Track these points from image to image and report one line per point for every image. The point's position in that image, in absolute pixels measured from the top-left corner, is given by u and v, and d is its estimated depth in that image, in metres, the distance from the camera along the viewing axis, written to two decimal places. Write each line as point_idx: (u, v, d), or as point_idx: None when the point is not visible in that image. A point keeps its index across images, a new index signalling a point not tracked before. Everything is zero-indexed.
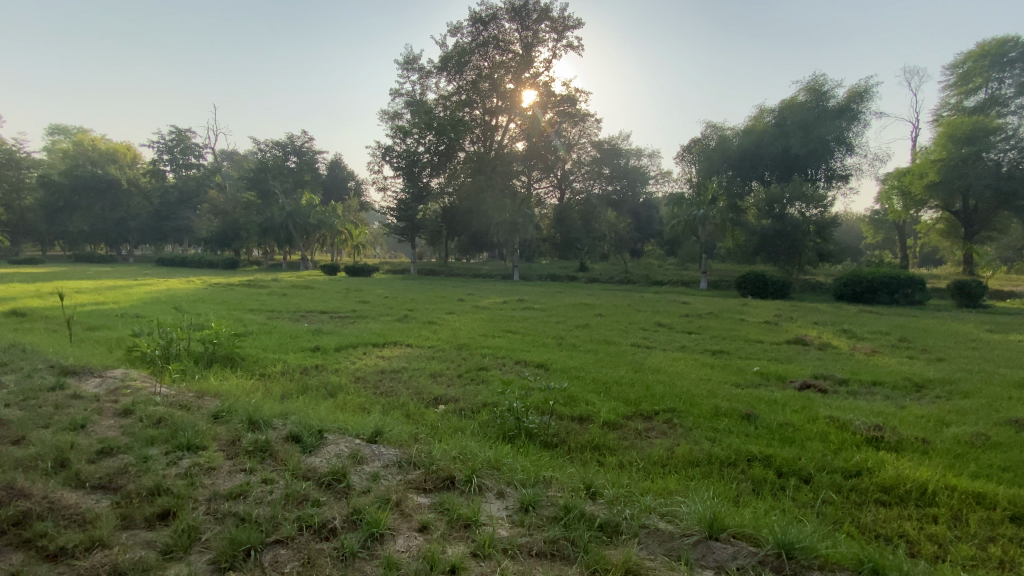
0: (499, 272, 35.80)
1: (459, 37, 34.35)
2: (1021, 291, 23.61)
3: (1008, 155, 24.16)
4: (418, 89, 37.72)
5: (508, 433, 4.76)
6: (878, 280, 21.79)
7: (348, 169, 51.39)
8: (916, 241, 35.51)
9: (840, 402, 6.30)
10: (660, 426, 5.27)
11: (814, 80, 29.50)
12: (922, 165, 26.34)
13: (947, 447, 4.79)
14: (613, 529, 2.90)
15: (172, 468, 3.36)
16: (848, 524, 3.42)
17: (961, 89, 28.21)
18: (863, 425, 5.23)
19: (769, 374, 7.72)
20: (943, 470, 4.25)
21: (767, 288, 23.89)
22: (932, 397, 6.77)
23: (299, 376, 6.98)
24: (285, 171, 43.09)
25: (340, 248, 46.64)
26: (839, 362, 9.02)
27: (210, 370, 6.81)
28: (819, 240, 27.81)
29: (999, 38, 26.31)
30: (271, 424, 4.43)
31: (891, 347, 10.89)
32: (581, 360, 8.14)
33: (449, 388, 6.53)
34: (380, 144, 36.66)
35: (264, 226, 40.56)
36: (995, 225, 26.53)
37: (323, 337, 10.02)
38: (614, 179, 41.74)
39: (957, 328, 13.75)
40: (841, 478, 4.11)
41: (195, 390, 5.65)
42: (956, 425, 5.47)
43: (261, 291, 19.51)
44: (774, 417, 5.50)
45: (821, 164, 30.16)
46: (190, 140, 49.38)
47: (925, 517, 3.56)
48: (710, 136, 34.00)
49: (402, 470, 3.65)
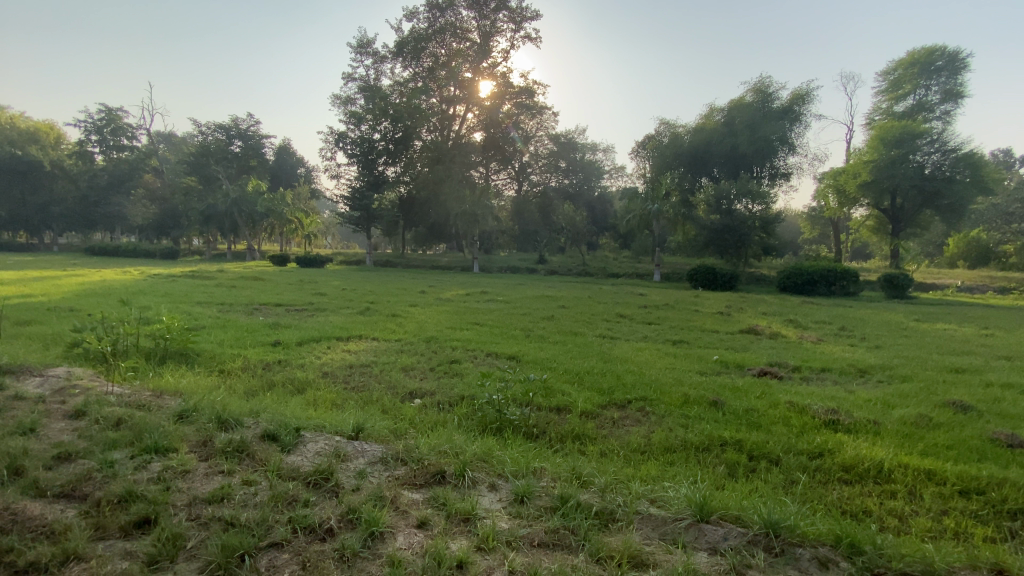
0: (458, 264, 35.47)
1: (416, 22, 33.65)
2: (941, 284, 25.80)
3: (932, 158, 26.10)
4: (372, 74, 36.65)
5: (490, 425, 4.75)
6: (818, 273, 23.20)
7: (297, 156, 49.27)
8: (848, 236, 38.11)
9: (796, 387, 6.70)
10: (634, 414, 5.41)
11: (760, 82, 30.90)
12: (856, 165, 28.26)
13: (896, 428, 5.20)
14: (609, 517, 2.94)
15: (141, 473, 3.14)
16: (818, 502, 3.66)
17: (893, 94, 30.27)
18: (820, 409, 5.59)
19: (729, 362, 8.09)
20: (895, 449, 4.63)
21: (717, 280, 24.96)
22: (876, 381, 7.34)
23: (263, 372, 6.68)
24: (229, 156, 40.75)
25: (291, 238, 44.78)
26: (789, 350, 9.57)
27: (165, 368, 6.39)
28: (763, 235, 29.22)
29: (929, 47, 28.31)
30: (244, 423, 4.22)
31: (833, 335, 11.67)
32: (550, 352, 8.23)
33: (422, 382, 6.44)
34: (334, 130, 35.45)
35: (207, 214, 38.31)
36: (918, 223, 28.80)
37: (284, 331, 9.60)
38: (570, 172, 42.25)
39: (890, 318, 14.87)
40: (808, 459, 4.37)
41: (152, 389, 5.29)
42: (901, 407, 5.95)
43: (208, 283, 18.45)
44: (740, 403, 5.77)
45: (766, 162, 31.62)
46: (122, 120, 45.73)
47: (883, 493, 3.87)
48: (663, 133, 34.95)
49: (387, 467, 3.57)
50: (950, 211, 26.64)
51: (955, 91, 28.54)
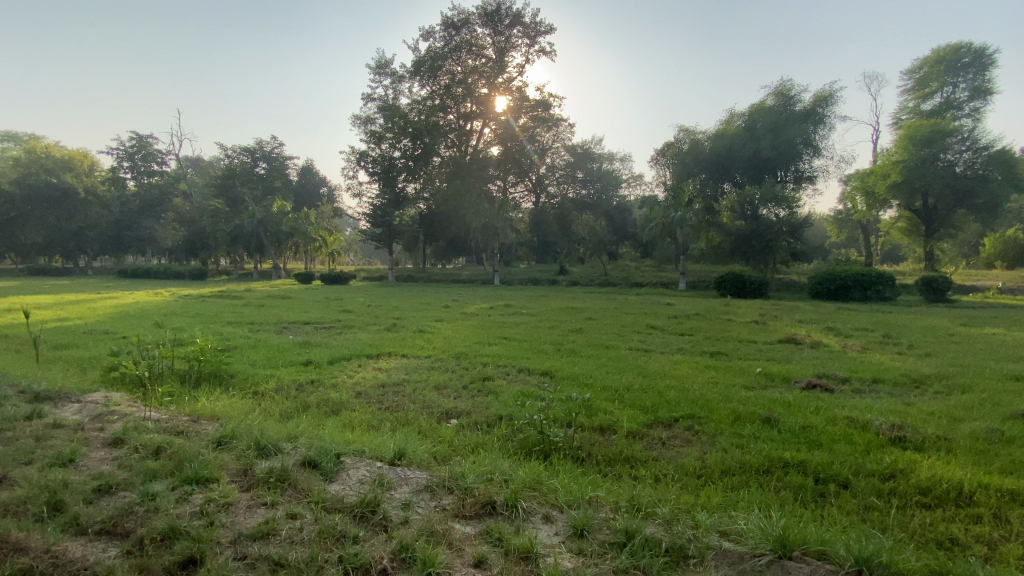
0: (479, 277, 35.45)
1: (432, 42, 34.21)
2: (982, 286, 24.70)
3: (964, 156, 25.23)
4: (390, 93, 37.31)
5: (534, 448, 4.52)
6: (851, 277, 22.43)
7: (319, 175, 50.15)
8: (878, 238, 36.95)
9: (850, 401, 6.32)
10: (683, 434, 5.13)
11: (781, 86, 30.43)
12: (884, 166, 27.45)
13: (969, 444, 4.80)
14: (680, 554, 2.71)
15: (183, 506, 3.03)
16: (900, 530, 3.34)
17: (919, 93, 29.44)
18: (884, 425, 5.21)
19: (773, 375, 7.71)
20: (973, 468, 4.26)
21: (745, 287, 24.30)
22: (934, 392, 6.88)
23: (297, 393, 6.59)
24: (253, 177, 41.77)
25: (314, 256, 45.46)
26: (835, 360, 9.11)
27: (200, 391, 6.36)
28: (792, 241, 28.47)
29: (954, 44, 27.50)
30: (284, 449, 4.11)
31: (877, 343, 11.14)
32: (585, 367, 7.99)
33: (457, 401, 6.27)
34: (355, 149, 36.08)
35: (233, 235, 39.18)
36: (953, 223, 27.74)
37: (313, 349, 9.56)
38: (588, 182, 42.06)
39: (934, 323, 14.17)
40: (878, 481, 4.05)
41: (188, 414, 5.23)
42: (969, 420, 5.52)
43: (236, 303, 18.68)
44: (794, 420, 5.43)
45: (790, 166, 30.93)
46: (152, 147, 47.27)
47: (968, 518, 3.53)
48: (682, 140, 34.57)
49: (434, 496, 3.38)
50: (986, 210, 25.62)
51: (985, 88, 27.62)
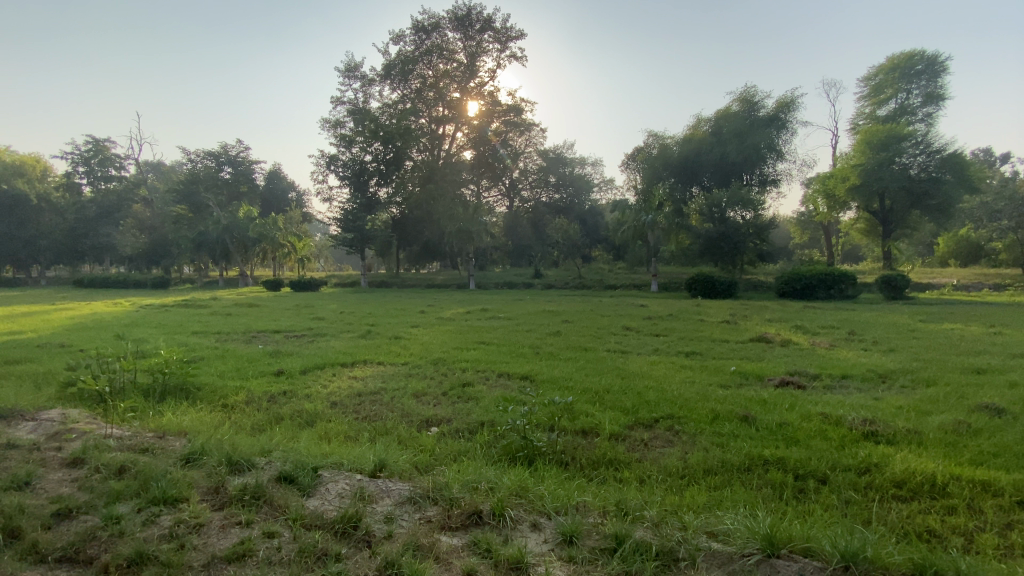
0: (454, 282, 35.21)
1: (403, 45, 33.99)
2: (936, 283, 25.90)
3: (918, 159, 26.45)
4: (360, 97, 36.82)
5: (517, 454, 4.45)
6: (816, 277, 23.20)
7: (288, 180, 48.92)
8: (839, 239, 38.38)
9: (821, 397, 6.48)
10: (664, 434, 5.16)
11: (746, 92, 31.36)
12: (844, 169, 28.58)
13: (937, 436, 4.98)
14: (669, 557, 2.70)
15: (151, 529, 2.85)
16: (879, 523, 3.41)
17: (875, 99, 30.77)
18: (856, 420, 5.36)
19: (747, 373, 7.86)
20: (942, 459, 4.41)
21: (716, 288, 24.84)
22: (900, 387, 7.14)
23: (269, 405, 6.35)
24: (219, 182, 40.53)
25: (283, 263, 44.36)
26: (804, 357, 9.37)
27: (165, 405, 6.07)
28: (758, 242, 29.29)
29: (907, 53, 28.84)
30: (257, 464, 3.93)
31: (844, 340, 11.51)
32: (564, 369, 7.98)
33: (436, 408, 6.16)
34: (325, 153, 35.43)
35: (197, 242, 38.07)
36: (908, 224, 29.05)
37: (286, 359, 9.28)
38: (561, 187, 42.40)
39: (895, 320, 14.75)
40: (853, 475, 4.15)
41: (154, 429, 4.96)
42: (936, 413, 5.73)
43: (202, 312, 18.02)
44: (771, 417, 5.52)
45: (755, 170, 31.85)
46: (110, 151, 45.36)
47: (941, 509, 3.64)
48: (652, 145, 35.23)
49: (418, 508, 3.28)
50: (939, 211, 26.92)
51: (936, 94, 29.04)
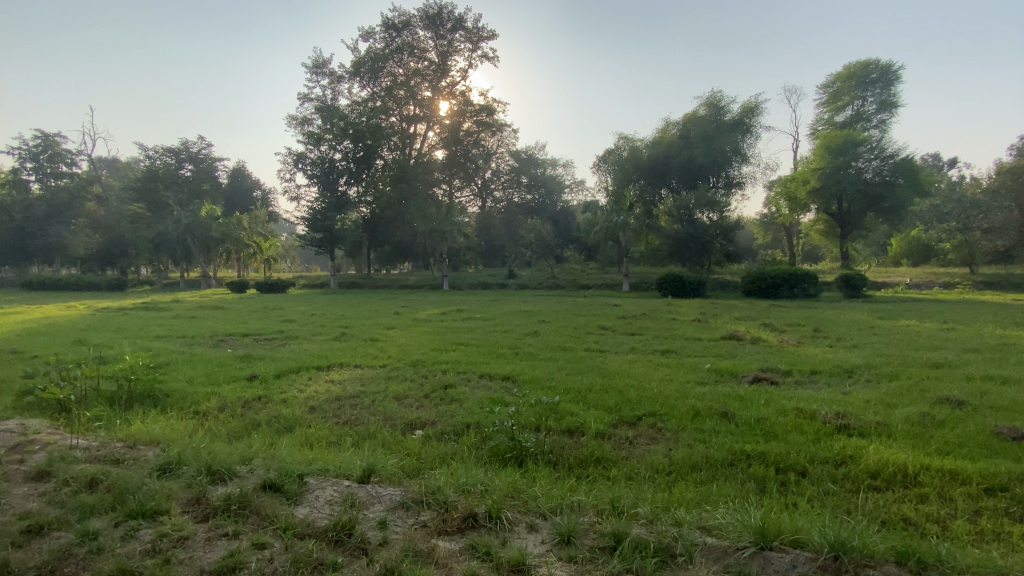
0: (427, 282, 34.88)
1: (372, 42, 33.46)
2: (891, 282, 27.19)
3: (873, 164, 27.72)
4: (329, 94, 36.02)
5: (506, 455, 4.44)
6: (779, 276, 24.01)
7: (253, 178, 46.88)
8: (800, 240, 39.86)
9: (794, 392, 6.71)
10: (648, 432, 5.24)
11: (712, 96, 32.18)
12: (805, 173, 29.67)
13: (905, 428, 5.22)
14: (667, 553, 2.74)
15: (132, 544, 2.72)
16: (860, 513, 3.56)
17: (833, 105, 32.05)
18: (829, 414, 5.57)
19: (722, 370, 8.06)
20: (911, 450, 4.63)
21: (685, 287, 25.41)
22: (866, 381, 7.46)
23: (244, 411, 6.13)
24: (179, 180, 38.94)
25: (248, 264, 43.01)
26: (774, 354, 9.68)
27: (133, 414, 5.79)
28: (725, 243, 30.15)
29: (863, 61, 30.18)
30: (240, 472, 3.80)
31: (809, 337, 11.94)
32: (545, 369, 8.00)
33: (419, 411, 6.08)
34: (292, 151, 34.47)
35: (157, 241, 36.94)
36: (864, 225, 30.39)
37: (258, 363, 9.00)
38: (533, 188, 42.51)
39: (855, 317, 15.42)
40: (831, 468, 4.31)
41: (123, 439, 4.74)
42: (901, 406, 6.01)
43: (164, 315, 17.28)
44: (749, 413, 5.66)
45: (721, 173, 32.74)
46: (60, 146, 42.99)
47: (914, 498, 3.82)
48: (622, 147, 35.77)
49: (411, 513, 3.23)
50: (892, 213, 28.28)
51: (889, 101, 30.50)
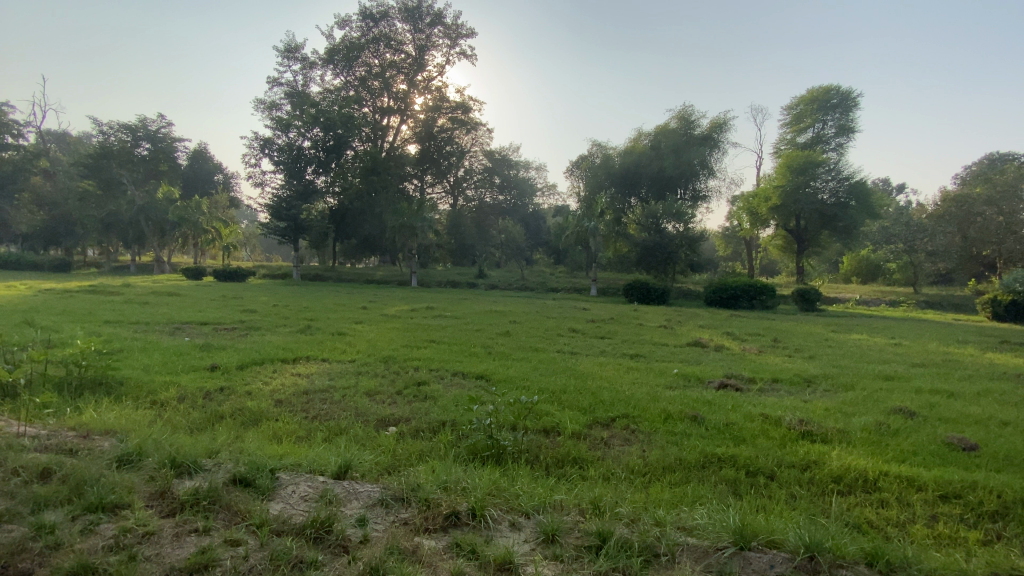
0: (395, 278, 34.36)
1: (348, 31, 32.72)
2: (843, 298, 28.59)
3: (829, 185, 29.02)
4: (300, 80, 34.99)
5: (484, 453, 4.40)
6: (740, 288, 24.85)
7: (214, 161, 44.77)
8: (760, 254, 41.41)
9: (759, 399, 6.91)
10: (622, 433, 5.30)
11: (684, 110, 33.03)
12: (766, 189, 30.82)
13: (864, 436, 5.49)
14: (651, 552, 2.78)
15: (93, 539, 2.58)
16: (827, 516, 3.70)
17: (796, 127, 33.37)
18: (794, 421, 5.78)
19: (689, 375, 8.26)
20: (870, 457, 4.87)
21: (651, 294, 25.99)
22: (824, 391, 7.80)
23: (206, 402, 5.86)
24: (135, 159, 36.91)
25: (206, 250, 41.23)
26: (738, 362, 9.98)
27: (85, 402, 5.47)
28: (690, 253, 30.76)
29: (825, 87, 31.68)
30: (207, 465, 3.63)
31: (770, 347, 12.40)
32: (518, 369, 7.99)
33: (392, 407, 5.96)
34: (259, 136, 33.10)
35: (107, 222, 35.11)
36: (819, 243, 31.83)
37: (220, 353, 8.65)
38: (505, 188, 42.55)
39: (811, 330, 16.11)
40: (798, 472, 4.48)
41: (75, 428, 4.47)
42: (858, 415, 6.30)
43: (115, 300, 16.36)
44: (718, 417, 5.81)
45: (688, 185, 33.64)
46: (5, 115, 40.11)
47: (876, 502, 4.01)
48: (595, 154, 36.24)
49: (390, 510, 3.15)
50: (845, 233, 29.74)
51: (847, 126, 32.11)
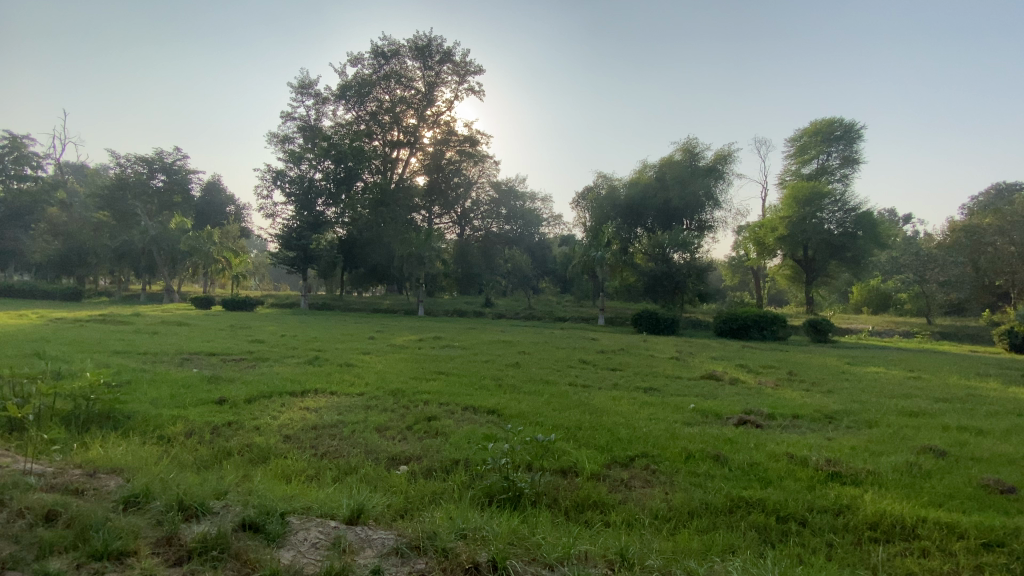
0: (401, 307, 34.40)
1: (360, 68, 33.75)
2: (855, 329, 28.17)
3: (836, 216, 29.06)
4: (313, 114, 35.97)
5: (500, 496, 4.22)
6: (750, 318, 24.56)
7: (227, 192, 45.75)
8: (768, 283, 41.18)
9: (781, 437, 6.67)
10: (642, 474, 5.10)
11: (688, 142, 33.52)
12: (773, 220, 30.86)
13: (896, 477, 5.24)
14: None
15: None
16: (867, 569, 3.49)
17: (800, 158, 33.64)
18: (821, 461, 5.55)
19: (707, 411, 8.01)
20: (905, 501, 4.63)
21: (660, 324, 25.75)
22: (848, 428, 7.53)
23: (214, 437, 5.73)
24: (149, 191, 37.70)
25: (215, 279, 41.60)
26: (755, 396, 9.72)
27: (92, 437, 5.37)
28: (698, 283, 30.73)
29: (828, 120, 32.15)
30: (215, 508, 3.50)
31: (786, 380, 12.11)
32: (531, 404, 7.81)
33: (403, 444, 5.79)
34: (272, 168, 33.80)
35: (120, 252, 35.67)
36: (828, 273, 31.59)
37: (228, 385, 8.54)
38: (511, 219, 42.99)
39: (827, 362, 15.76)
40: (830, 517, 4.26)
41: (81, 466, 4.37)
42: (886, 455, 6.05)
43: (124, 329, 16.40)
44: (742, 456, 5.59)
45: (694, 216, 33.77)
46: (27, 148, 41.40)
47: (916, 552, 3.79)
48: (601, 185, 36.61)
49: (404, 560, 2.99)
50: (855, 263, 29.53)
51: (851, 158, 32.36)
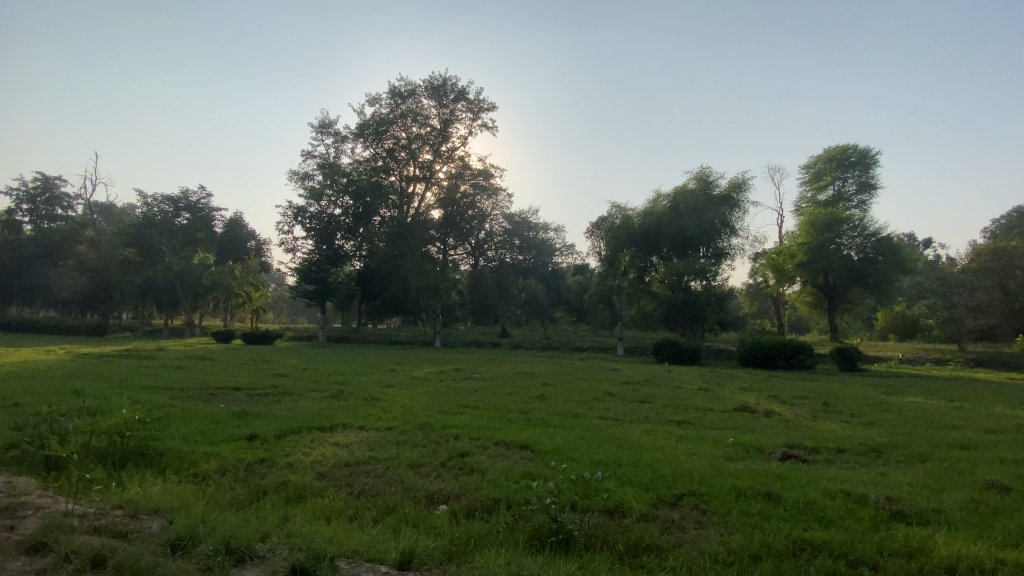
0: (419, 338, 34.31)
1: (378, 107, 34.76)
2: (884, 356, 27.33)
3: (856, 242, 28.95)
4: (331, 152, 37.01)
5: (550, 539, 4.05)
6: (776, 346, 23.96)
7: (248, 228, 46.75)
8: (787, 310, 40.46)
9: (831, 472, 6.36)
10: (693, 514, 4.87)
11: (701, 171, 33.70)
12: (792, 247, 30.37)
13: (964, 516, 4.93)
14: None
15: None
16: None
17: (815, 185, 33.47)
18: (880, 498, 5.25)
19: (747, 445, 7.71)
20: (980, 542, 4.33)
21: (682, 353, 25.25)
22: (898, 462, 7.18)
23: (248, 475, 5.64)
24: (174, 228, 38.72)
25: (235, 313, 42.13)
26: (794, 429, 9.36)
27: (129, 476, 5.34)
28: (718, 311, 30.38)
29: (841, 146, 32.22)
30: (262, 552, 3.41)
31: (821, 411, 11.69)
32: (563, 438, 7.59)
33: (439, 481, 5.64)
34: (292, 205, 34.65)
35: (145, 287, 36.47)
36: (852, 300, 30.61)
37: (256, 421, 8.48)
38: (524, 249, 43.12)
39: (860, 392, 15.21)
40: (902, 561, 3.99)
41: (123, 506, 4.32)
42: (946, 491, 5.73)
43: (149, 364, 16.49)
44: (794, 494, 5.33)
45: (710, 244, 33.52)
46: (58, 188, 43.25)
47: None
48: (614, 215, 36.70)
49: None
50: (878, 289, 28.91)
51: (868, 183, 32.16)
